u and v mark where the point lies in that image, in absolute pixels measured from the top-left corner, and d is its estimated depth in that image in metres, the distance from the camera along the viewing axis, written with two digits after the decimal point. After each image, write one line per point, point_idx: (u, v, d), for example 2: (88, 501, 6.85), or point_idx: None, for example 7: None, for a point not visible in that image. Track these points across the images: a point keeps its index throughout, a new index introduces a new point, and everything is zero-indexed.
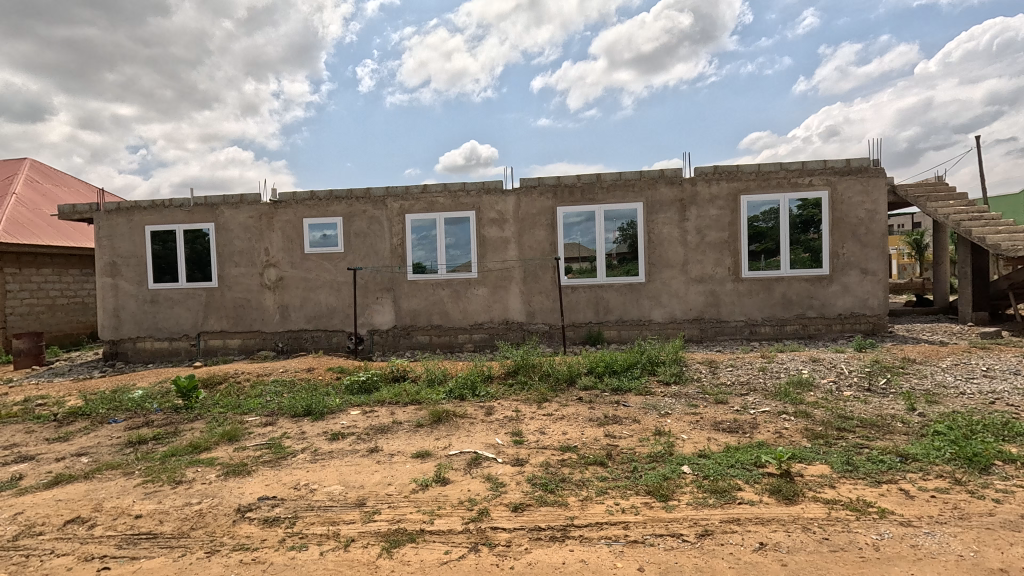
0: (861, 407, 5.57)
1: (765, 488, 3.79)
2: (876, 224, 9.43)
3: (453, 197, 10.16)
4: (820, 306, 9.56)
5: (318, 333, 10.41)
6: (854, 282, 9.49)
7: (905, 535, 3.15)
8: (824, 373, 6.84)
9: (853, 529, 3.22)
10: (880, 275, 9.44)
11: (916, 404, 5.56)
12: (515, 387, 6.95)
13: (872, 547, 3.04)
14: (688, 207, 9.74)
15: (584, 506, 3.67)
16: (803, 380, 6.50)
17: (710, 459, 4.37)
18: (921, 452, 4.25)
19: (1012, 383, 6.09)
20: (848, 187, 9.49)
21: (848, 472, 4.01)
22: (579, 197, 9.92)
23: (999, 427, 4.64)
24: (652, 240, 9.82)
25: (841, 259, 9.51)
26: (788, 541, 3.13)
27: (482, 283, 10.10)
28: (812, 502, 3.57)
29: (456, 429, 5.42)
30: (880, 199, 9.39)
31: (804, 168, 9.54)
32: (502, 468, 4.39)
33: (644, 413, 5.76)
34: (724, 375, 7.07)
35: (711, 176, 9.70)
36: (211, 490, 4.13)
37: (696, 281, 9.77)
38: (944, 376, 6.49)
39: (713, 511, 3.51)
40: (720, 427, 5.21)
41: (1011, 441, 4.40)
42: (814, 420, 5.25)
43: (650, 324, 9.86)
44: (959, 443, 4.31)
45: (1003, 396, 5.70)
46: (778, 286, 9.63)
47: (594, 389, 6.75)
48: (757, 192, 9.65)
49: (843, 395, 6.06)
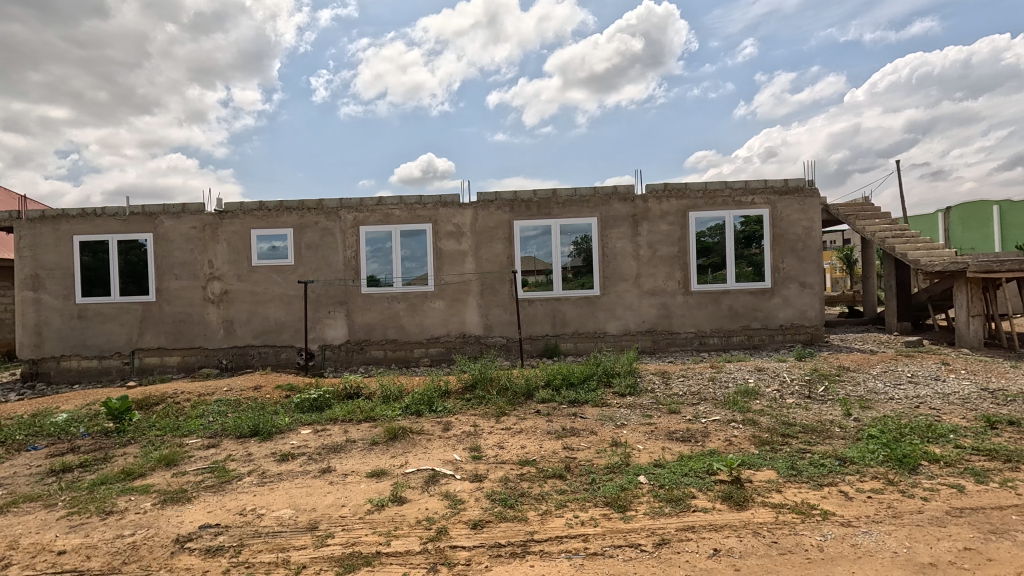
0: (802, 414, 5.87)
1: (717, 495, 3.92)
2: (813, 240, 10.03)
3: (409, 209, 10.05)
4: (764, 318, 10.05)
5: (266, 349, 9.96)
6: (794, 295, 10.04)
7: (845, 535, 3.31)
8: (769, 382, 7.16)
9: (799, 532, 3.36)
10: (816, 288, 10.04)
11: (852, 410, 5.91)
12: (473, 402, 6.88)
13: (817, 548, 3.18)
14: (641, 222, 10.05)
15: (543, 520, 3.66)
16: (750, 390, 6.76)
17: (665, 468, 4.48)
18: (857, 455, 4.51)
19: (934, 388, 6.60)
20: (787, 205, 10.07)
21: (793, 476, 4.21)
22: (535, 211, 10.06)
23: (924, 429, 5.02)
24: (606, 254, 10.05)
25: (781, 273, 10.04)
26: (740, 546, 3.23)
27: (439, 297, 10.01)
28: (761, 507, 3.72)
29: (413, 446, 5.30)
30: (816, 217, 10.02)
31: (747, 187, 10.08)
32: (460, 485, 4.32)
33: (600, 425, 5.83)
34: (676, 386, 7.27)
35: (661, 194, 10.07)
36: (146, 520, 3.84)
37: (649, 294, 10.06)
38: (874, 383, 6.94)
39: (669, 520, 3.59)
40: (674, 436, 5.35)
41: (934, 442, 4.76)
42: (760, 427, 5.48)
43: (605, 336, 10.04)
44: (890, 446, 4.62)
45: (927, 400, 6.15)
46: (725, 298, 10.06)
47: (552, 402, 6.79)
48: (704, 209, 10.09)
49: (787, 402, 6.37)
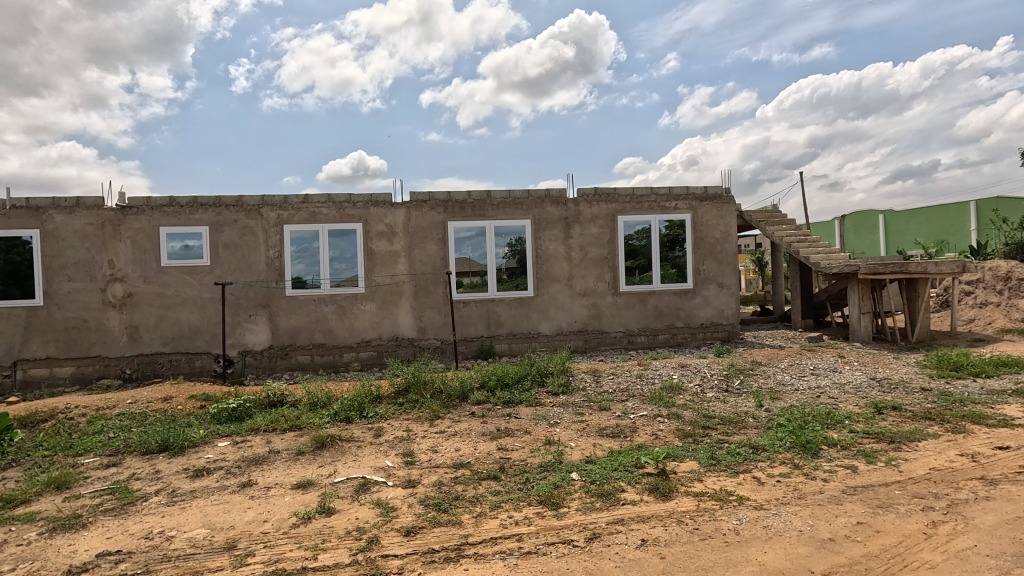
0: (721, 406, 6.27)
1: (645, 488, 4.09)
2: (729, 244, 10.75)
3: (338, 208, 9.67)
4: (686, 317, 10.63)
5: (177, 356, 9.20)
6: (713, 295, 10.71)
7: (758, 517, 3.57)
8: (691, 377, 7.59)
9: (718, 517, 3.58)
10: (732, 289, 10.76)
11: (763, 401, 6.39)
12: (406, 406, 6.73)
13: (733, 532, 3.40)
14: (572, 225, 10.30)
15: (477, 523, 3.65)
16: (674, 385, 7.13)
17: (596, 464, 4.61)
18: (768, 443, 4.88)
19: (832, 379, 7.28)
20: (706, 211, 10.72)
21: (712, 465, 4.48)
22: (469, 213, 10.03)
23: (824, 416, 5.52)
24: (539, 255, 10.21)
25: (701, 275, 10.67)
26: (665, 535, 3.39)
27: (370, 299, 9.71)
28: (684, 496, 3.92)
29: (342, 454, 5.10)
30: (731, 223, 10.74)
31: (671, 194, 10.63)
32: (392, 492, 4.21)
33: (534, 424, 5.90)
34: (606, 384, 7.51)
35: (592, 198, 10.38)
36: (31, 552, 3.41)
37: (580, 295, 10.33)
38: (782, 376, 7.56)
39: (600, 514, 3.70)
40: (604, 432, 5.53)
41: (833, 428, 5.25)
42: (683, 421, 5.80)
43: (538, 337, 10.19)
44: (796, 433, 5.04)
45: (826, 390, 6.78)
46: (651, 298, 10.54)
47: (486, 403, 6.79)
48: (632, 213, 10.52)
49: (707, 396, 6.77)
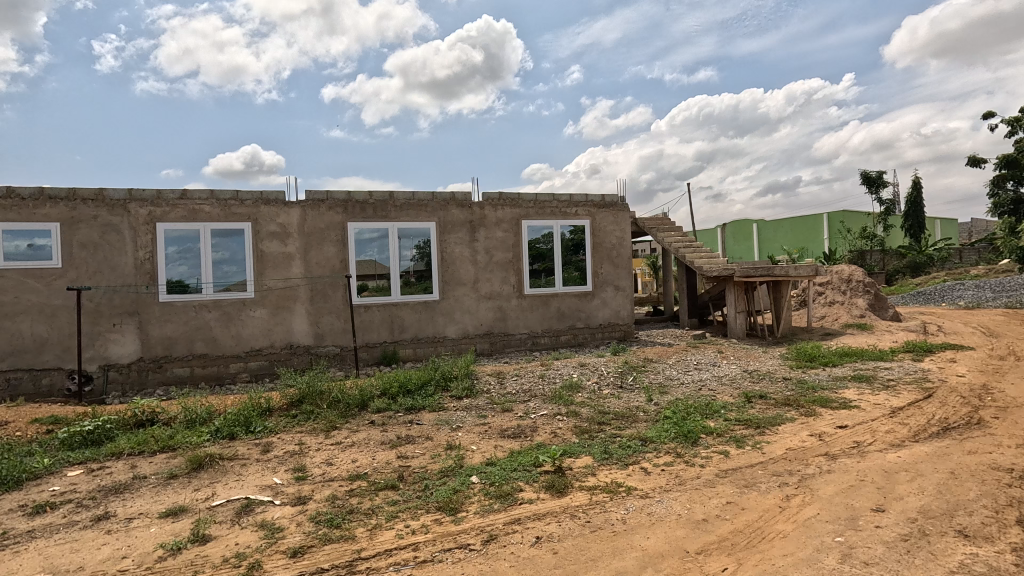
0: (615, 402, 6.64)
1: (542, 486, 4.20)
2: (624, 249, 11.42)
3: (222, 206, 8.87)
4: (586, 318, 11.12)
5: (17, 374, 7.87)
6: (610, 297, 11.31)
7: (643, 505, 3.81)
8: (589, 376, 7.94)
9: (607, 509, 3.77)
10: (627, 291, 11.44)
11: (652, 396, 6.86)
12: (300, 418, 6.33)
13: (621, 521, 3.60)
14: (477, 229, 10.35)
15: (372, 536, 3.52)
16: (573, 384, 7.42)
17: (496, 465, 4.66)
18: (654, 434, 5.25)
19: (711, 372, 8.01)
20: (604, 218, 11.30)
21: (605, 459, 4.71)
22: (370, 214, 9.70)
23: (704, 407, 6.05)
24: (445, 258, 10.13)
25: (600, 278, 11.22)
26: (558, 530, 3.50)
27: (260, 304, 9.02)
28: (577, 491, 4.09)
29: (223, 475, 4.67)
30: (626, 229, 11.43)
31: (571, 200, 11.08)
32: (280, 511, 3.93)
33: (437, 430, 5.83)
34: (510, 385, 7.63)
35: (496, 202, 10.51)
36: None
37: (485, 298, 10.40)
38: (670, 371, 8.18)
39: (498, 516, 3.73)
40: (506, 433, 5.61)
41: (710, 417, 5.77)
42: (581, 418, 6.05)
43: (444, 340, 10.10)
44: (679, 424, 5.47)
45: (707, 383, 7.44)
46: (553, 301, 10.89)
47: (388, 411, 6.59)
48: (535, 218, 10.80)
49: (603, 393, 7.13)
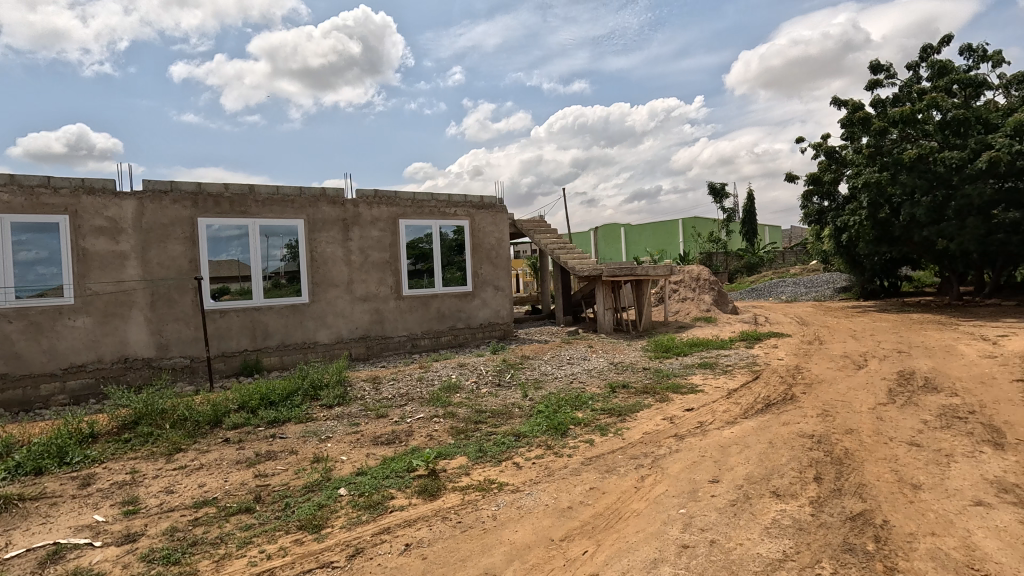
0: (492, 400, 6.73)
1: (414, 491, 4.11)
2: (503, 249, 11.66)
3: (27, 194, 7.36)
4: (466, 318, 11.17)
5: None
6: (490, 297, 11.47)
7: (513, 500, 3.91)
8: (468, 376, 7.97)
9: (479, 507, 3.80)
10: (506, 291, 11.71)
11: (528, 391, 7.09)
12: (135, 442, 5.48)
13: (491, 518, 3.65)
14: (351, 227, 9.85)
15: (220, 568, 3.16)
16: (452, 385, 7.39)
17: (366, 475, 4.46)
18: (528, 429, 5.42)
19: (582, 366, 8.51)
20: (482, 218, 11.43)
21: (479, 458, 4.75)
22: (226, 209, 8.74)
23: (574, 400, 6.40)
24: (315, 258, 9.49)
25: (479, 278, 11.33)
26: (429, 535, 3.44)
27: (82, 312, 7.66)
28: (450, 492, 4.07)
29: (25, 519, 3.87)
30: (504, 230, 11.68)
31: (450, 200, 11.04)
32: (101, 553, 3.36)
33: (303, 442, 5.42)
34: (386, 390, 7.37)
35: (371, 200, 10.09)
36: None
37: (361, 300, 9.94)
38: (545, 367, 8.54)
39: (366, 528, 3.57)
40: (379, 440, 5.40)
41: (580, 409, 6.11)
42: (458, 418, 6.04)
43: (315, 346, 9.46)
44: (550, 418, 5.72)
45: (578, 376, 7.88)
46: (433, 302, 10.76)
47: (246, 426, 5.99)
48: (413, 217, 10.57)
49: (481, 392, 7.20)
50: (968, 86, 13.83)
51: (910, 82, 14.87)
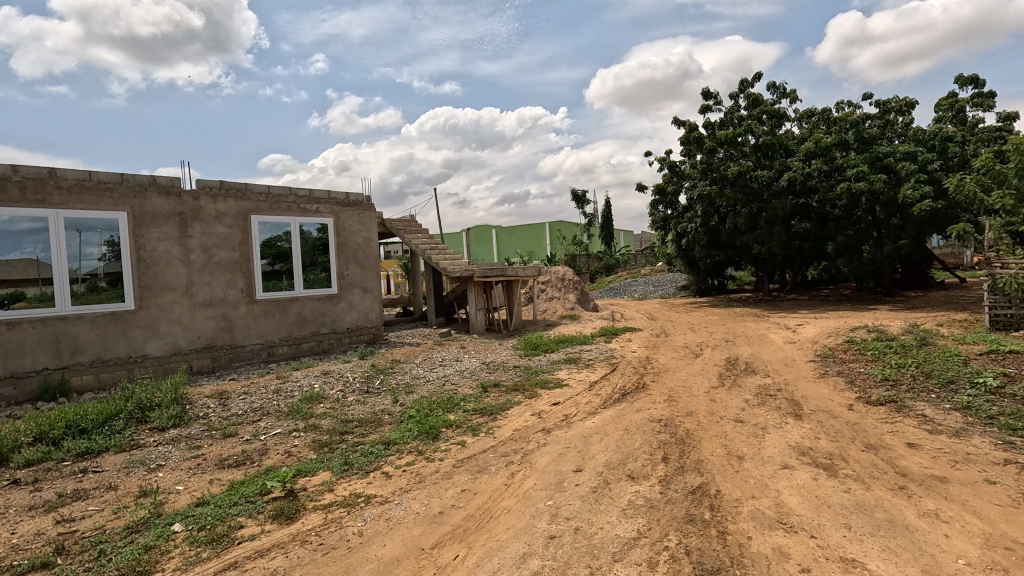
0: (360, 408, 6.38)
1: (268, 516, 3.70)
2: (371, 249, 11.16)
3: None
4: (331, 322, 10.46)
5: None
6: (357, 299, 10.90)
7: (381, 512, 3.72)
8: (333, 384, 7.46)
9: (343, 525, 3.55)
10: (375, 293, 11.23)
11: (398, 397, 6.85)
12: None
13: (357, 534, 3.44)
14: (190, 223, 8.64)
15: None
16: (314, 395, 6.85)
17: (209, 504, 3.91)
18: (398, 436, 5.23)
19: (455, 368, 8.49)
20: (348, 216, 10.81)
21: (345, 471, 4.45)
22: (15, 197, 7.10)
23: (446, 402, 6.33)
24: (143, 258, 8.14)
25: (345, 280, 10.69)
26: (285, 563, 3.12)
27: None
28: (310, 512, 3.75)
29: None
30: (373, 230, 11.19)
31: (311, 196, 10.25)
32: None
33: (126, 475, 4.59)
34: (236, 405, 6.58)
35: (216, 192, 8.96)
36: None
37: (204, 305, 8.77)
38: (417, 370, 8.34)
39: (207, 566, 3.12)
40: (226, 463, 4.79)
41: (452, 411, 6.06)
42: (321, 430, 5.61)
43: (144, 360, 8.12)
44: (421, 422, 5.58)
45: (450, 378, 7.83)
46: (292, 305, 9.89)
47: (46, 462, 4.90)
48: (268, 213, 9.62)
49: (347, 400, 6.79)
50: (773, 117, 16.57)
51: (732, 110, 17.37)
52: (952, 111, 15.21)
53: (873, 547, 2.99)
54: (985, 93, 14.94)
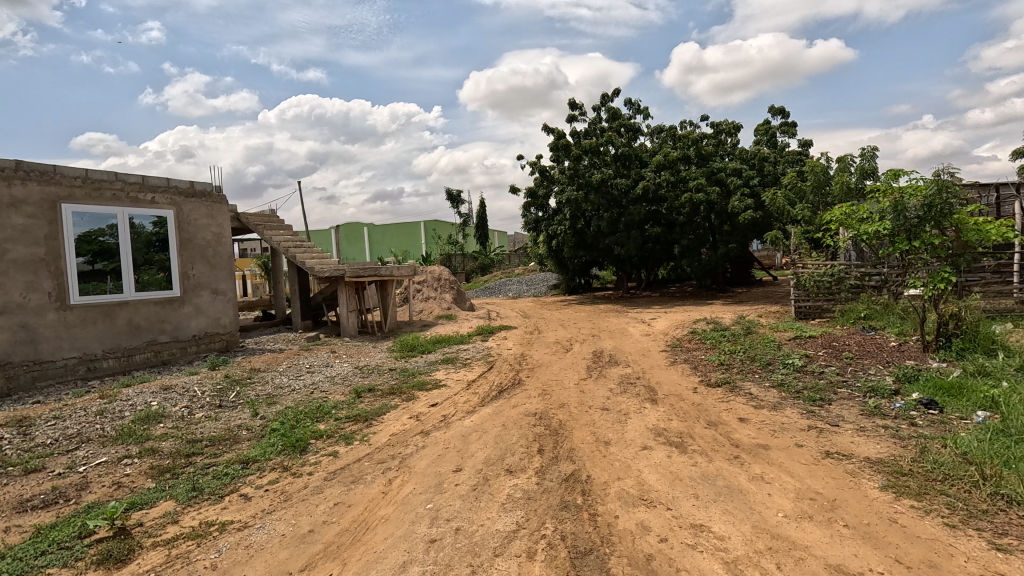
0: (211, 425, 5.66)
1: (90, 563, 3.10)
2: (222, 246, 9.97)
3: None
4: (173, 329, 9.13)
5: None
6: (206, 302, 9.66)
7: (240, 539, 3.34)
8: (176, 400, 6.51)
9: (192, 560, 3.11)
10: (229, 295, 10.06)
11: (258, 409, 6.21)
12: None
13: (211, 568, 3.04)
14: None
15: None
16: (152, 414, 5.91)
17: (3, 559, 3.15)
18: (258, 453, 4.73)
19: (324, 374, 7.94)
20: (193, 209, 9.53)
21: (193, 498, 3.91)
22: None
23: (315, 411, 5.89)
24: None
25: (191, 280, 9.41)
26: None
27: None
28: (149, 551, 3.22)
29: None
30: (224, 224, 10.01)
31: (145, 183, 8.84)
32: None
33: None
34: (42, 434, 5.41)
35: (10, 174, 7.28)
36: None
37: None
38: (280, 379, 7.64)
39: None
40: (29, 505, 3.91)
41: (321, 420, 5.66)
42: (161, 454, 4.86)
43: None
44: (286, 435, 5.12)
45: (319, 385, 7.30)
46: (121, 311, 8.44)
47: None
48: (86, 202, 8.09)
49: (195, 418, 5.97)
50: (630, 130, 18.18)
51: (595, 121, 18.69)
52: (767, 136, 18.08)
53: (716, 511, 3.43)
54: (789, 123, 18.01)
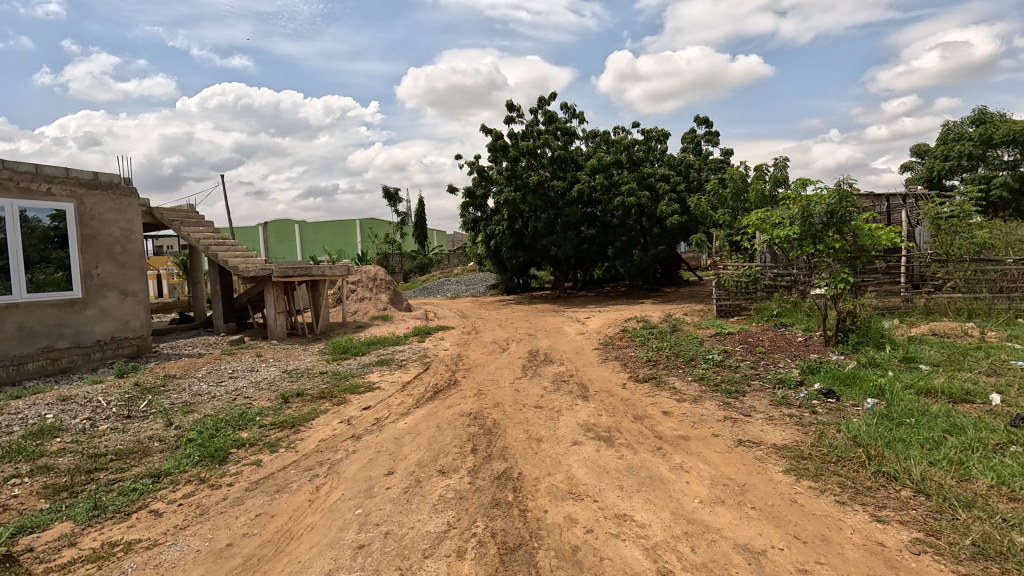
0: (117, 438, 5.22)
1: None
2: (132, 243, 9.20)
3: None
4: (73, 334, 8.31)
5: None
6: (113, 304, 8.87)
7: (148, 558, 3.12)
8: (76, 412, 5.93)
9: None
10: (139, 296, 9.29)
11: (172, 419, 5.79)
12: None
13: None
14: None
15: None
16: (47, 428, 5.36)
17: None
18: (172, 465, 4.42)
19: (248, 379, 7.53)
20: (97, 202, 8.73)
21: (94, 518, 3.59)
22: None
23: (237, 418, 5.58)
24: None
25: (95, 280, 8.61)
26: None
27: None
28: None
29: None
30: (134, 219, 9.24)
31: (39, 173, 7.99)
32: None
33: None
34: None
35: None
36: None
37: None
38: (199, 385, 7.16)
39: None
40: None
41: (244, 428, 5.37)
42: (57, 472, 4.42)
43: None
44: (204, 445, 4.82)
45: (242, 391, 6.91)
46: (9, 314, 7.57)
47: None
48: None
49: (99, 430, 5.48)
50: (566, 134, 18.58)
51: (532, 123, 18.94)
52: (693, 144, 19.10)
53: (639, 501, 3.61)
54: (712, 132, 19.13)
